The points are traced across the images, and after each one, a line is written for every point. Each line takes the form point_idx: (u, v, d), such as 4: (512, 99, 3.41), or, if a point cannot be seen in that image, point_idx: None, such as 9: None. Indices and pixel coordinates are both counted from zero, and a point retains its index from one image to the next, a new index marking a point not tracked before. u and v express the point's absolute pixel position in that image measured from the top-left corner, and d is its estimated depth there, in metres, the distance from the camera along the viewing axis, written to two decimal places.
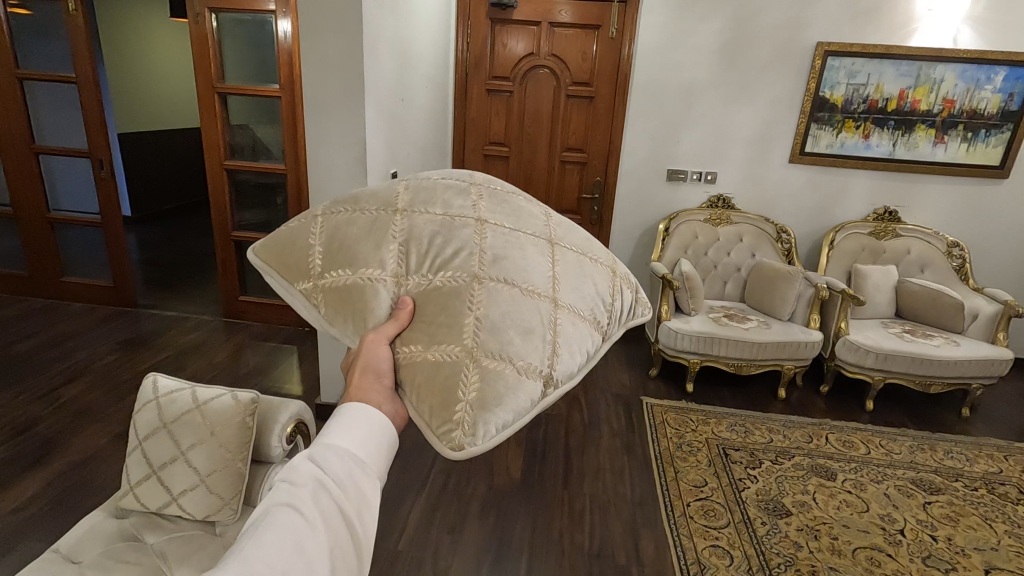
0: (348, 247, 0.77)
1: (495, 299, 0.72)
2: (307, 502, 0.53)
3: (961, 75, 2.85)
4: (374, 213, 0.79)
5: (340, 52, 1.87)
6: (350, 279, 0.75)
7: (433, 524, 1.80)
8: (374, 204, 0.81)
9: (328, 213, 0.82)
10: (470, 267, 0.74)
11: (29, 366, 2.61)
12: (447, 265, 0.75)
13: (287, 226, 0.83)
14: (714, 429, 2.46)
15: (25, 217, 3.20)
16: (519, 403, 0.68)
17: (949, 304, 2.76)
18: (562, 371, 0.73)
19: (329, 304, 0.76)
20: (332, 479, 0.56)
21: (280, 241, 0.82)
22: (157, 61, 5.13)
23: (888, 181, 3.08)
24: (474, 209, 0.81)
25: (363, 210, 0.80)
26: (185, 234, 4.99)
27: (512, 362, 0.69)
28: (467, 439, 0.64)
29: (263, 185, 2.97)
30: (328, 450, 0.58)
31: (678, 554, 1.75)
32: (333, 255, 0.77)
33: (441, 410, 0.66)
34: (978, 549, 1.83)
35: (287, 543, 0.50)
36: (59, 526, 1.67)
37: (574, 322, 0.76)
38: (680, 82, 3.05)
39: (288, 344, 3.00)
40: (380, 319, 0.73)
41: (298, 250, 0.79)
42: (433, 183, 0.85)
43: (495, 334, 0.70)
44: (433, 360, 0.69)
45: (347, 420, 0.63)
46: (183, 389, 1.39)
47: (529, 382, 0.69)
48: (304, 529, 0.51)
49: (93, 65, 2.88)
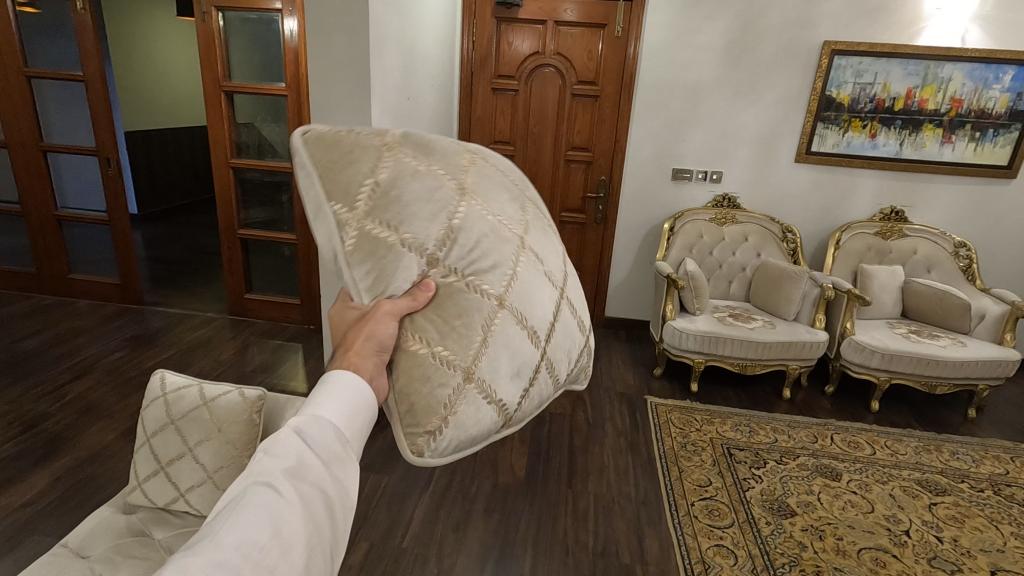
0: (399, 200, 0.68)
1: (505, 331, 0.68)
2: (284, 478, 0.51)
3: (968, 74, 2.83)
4: (438, 180, 0.71)
5: (346, 51, 1.87)
6: (384, 235, 0.68)
7: (437, 522, 1.81)
8: (442, 169, 0.72)
9: (395, 149, 0.72)
10: (503, 276, 0.69)
11: (37, 362, 2.63)
12: (482, 274, 0.69)
13: (353, 136, 0.73)
14: (719, 429, 2.46)
15: (32, 214, 3.22)
16: (476, 436, 0.68)
17: (955, 304, 2.75)
18: (520, 416, 0.72)
19: (352, 252, 0.68)
20: (313, 455, 0.54)
21: (335, 147, 0.72)
22: (163, 58, 5.14)
23: (895, 181, 3.06)
24: (521, 224, 0.74)
25: (430, 169, 0.71)
26: (190, 232, 5.01)
27: (490, 398, 0.67)
28: (429, 447, 0.66)
29: (268, 184, 2.98)
30: (310, 422, 0.56)
31: (683, 553, 1.75)
32: (378, 199, 0.68)
33: (419, 413, 0.66)
34: (984, 550, 1.83)
35: (264, 518, 0.47)
36: (66, 521, 1.69)
37: (550, 380, 0.74)
38: (685, 81, 3.04)
39: (293, 341, 3.01)
40: (400, 291, 0.68)
41: (346, 169, 0.70)
42: (496, 172, 0.77)
43: (491, 365, 0.67)
44: (433, 360, 0.66)
45: (328, 391, 0.60)
46: (190, 386, 1.40)
47: (493, 420, 0.68)
48: (283, 510, 0.49)
49: (100, 63, 2.89)
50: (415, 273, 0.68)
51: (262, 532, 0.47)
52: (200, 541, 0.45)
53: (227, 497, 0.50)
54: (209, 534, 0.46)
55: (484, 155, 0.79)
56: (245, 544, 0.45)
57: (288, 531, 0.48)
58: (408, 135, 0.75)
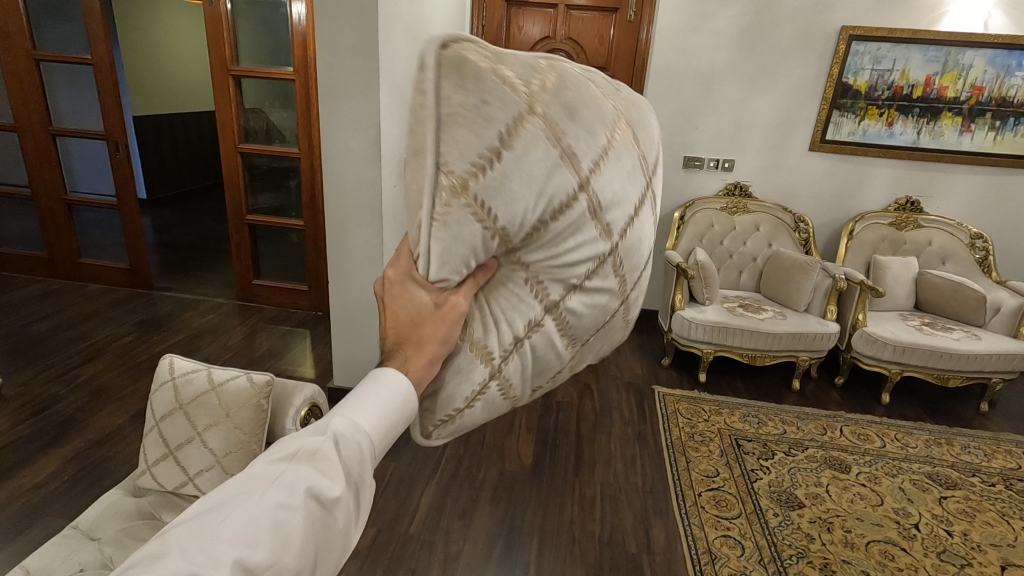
0: (574, 194, 0.47)
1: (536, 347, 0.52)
2: (302, 497, 0.44)
3: (991, 61, 2.77)
4: (596, 191, 0.48)
5: (355, 34, 1.84)
6: (486, 246, 0.47)
7: (444, 507, 1.82)
8: (579, 140, 0.47)
9: (565, 121, 0.47)
10: (587, 335, 0.55)
11: (47, 346, 2.65)
12: (575, 326, 0.53)
13: (479, 62, 0.46)
14: (727, 420, 2.44)
15: (44, 198, 3.23)
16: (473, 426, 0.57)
17: (970, 296, 2.71)
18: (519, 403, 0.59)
19: (426, 242, 0.47)
20: (337, 477, 0.47)
21: (473, 82, 0.46)
22: (172, 44, 5.13)
23: (911, 171, 3.01)
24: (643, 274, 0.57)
25: (566, 147, 0.46)
26: (197, 217, 5.00)
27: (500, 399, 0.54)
28: (435, 433, 0.56)
29: (276, 169, 2.97)
30: (342, 439, 0.48)
31: (689, 543, 1.74)
32: (540, 182, 0.46)
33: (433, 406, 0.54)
34: (993, 545, 1.81)
35: (266, 535, 0.42)
36: (76, 503, 1.70)
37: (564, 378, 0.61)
38: (699, 67, 2.98)
39: (301, 328, 3.02)
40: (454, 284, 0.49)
41: (521, 142, 0.45)
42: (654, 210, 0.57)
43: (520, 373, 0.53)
44: (478, 403, 0.53)
45: (371, 396, 0.50)
46: (198, 370, 1.41)
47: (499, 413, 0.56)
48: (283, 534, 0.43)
49: (108, 45, 2.86)
50: (528, 308, 0.51)
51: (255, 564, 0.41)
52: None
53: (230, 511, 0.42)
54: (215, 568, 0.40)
55: (634, 124, 0.54)
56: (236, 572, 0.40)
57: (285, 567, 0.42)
58: (565, 87, 0.48)
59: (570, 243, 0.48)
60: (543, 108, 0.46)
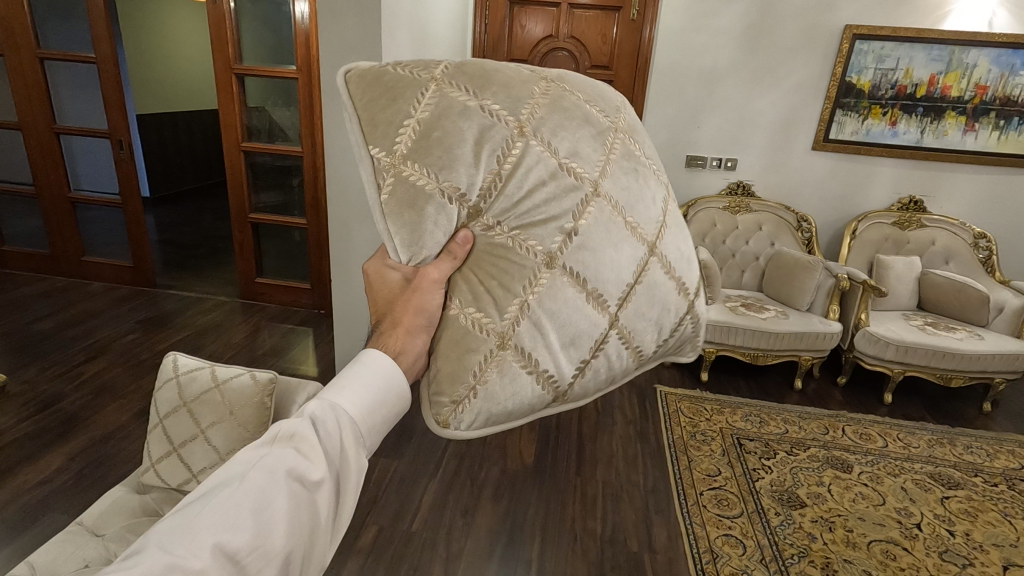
0: (512, 139, 0.62)
1: (555, 295, 0.62)
2: (284, 474, 0.53)
3: (995, 60, 2.76)
4: (538, 136, 0.63)
5: (358, 33, 1.85)
6: (456, 212, 0.63)
7: (445, 506, 1.82)
8: (499, 104, 0.63)
9: (473, 89, 0.64)
10: (619, 292, 0.64)
11: (51, 343, 2.66)
12: (590, 273, 0.63)
13: (393, 82, 0.66)
14: (729, 419, 2.44)
15: (48, 197, 3.24)
16: (522, 408, 0.65)
17: (973, 296, 2.70)
18: (575, 391, 0.68)
19: (390, 229, 0.65)
20: (315, 457, 0.56)
21: (383, 95, 0.66)
22: (175, 42, 5.14)
23: (915, 170, 3.00)
24: (660, 225, 0.67)
25: (483, 108, 0.63)
26: (200, 215, 5.02)
27: (534, 369, 0.63)
28: (451, 420, 0.63)
29: (279, 168, 2.98)
30: (319, 423, 0.58)
31: (691, 543, 1.74)
32: (471, 138, 0.62)
33: (445, 382, 0.63)
34: (995, 545, 1.81)
35: (253, 506, 0.50)
36: (81, 499, 1.72)
37: (620, 350, 0.67)
38: (702, 66, 2.98)
39: (304, 325, 3.03)
40: (434, 258, 0.65)
41: (436, 112, 0.63)
42: (644, 166, 0.69)
43: (538, 332, 0.63)
44: (513, 373, 0.63)
45: (347, 385, 0.62)
46: (202, 368, 1.41)
47: (541, 390, 0.64)
48: (269, 505, 0.51)
49: (111, 43, 2.86)
50: (528, 268, 0.62)
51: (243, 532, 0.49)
52: (200, 562, 0.46)
53: (220, 499, 0.49)
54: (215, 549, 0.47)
55: (566, 82, 0.69)
56: (228, 539, 0.48)
57: (269, 534, 0.50)
58: (469, 65, 0.66)
59: (535, 187, 0.62)
60: (450, 81, 0.64)
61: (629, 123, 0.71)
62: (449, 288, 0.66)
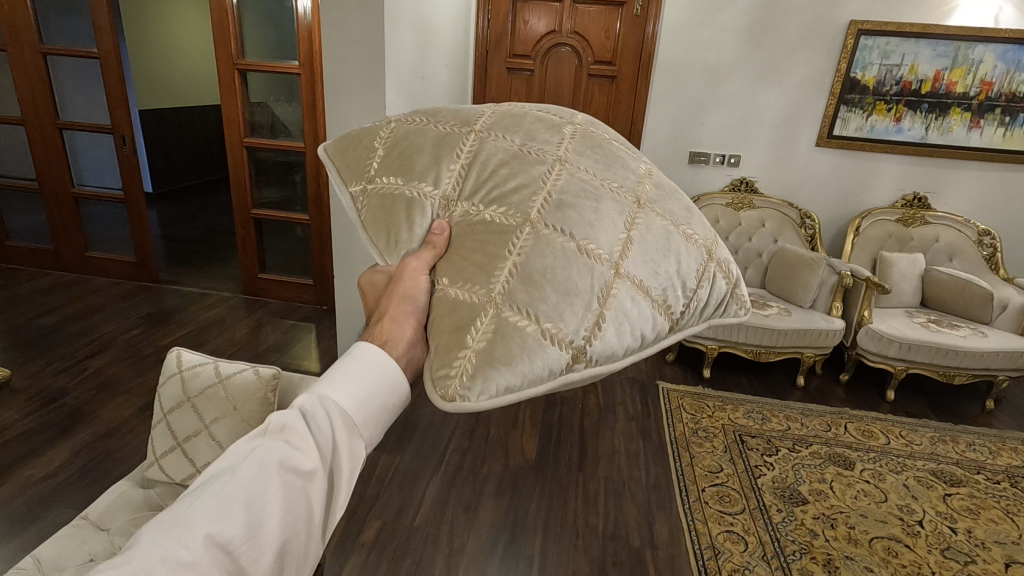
0: (467, 139, 0.72)
1: (542, 249, 0.63)
2: (277, 465, 0.52)
3: (1001, 56, 2.75)
4: (492, 133, 0.73)
5: (361, 29, 1.84)
6: (429, 205, 0.70)
7: (448, 502, 1.83)
8: (452, 119, 0.75)
9: (427, 119, 0.77)
10: (613, 244, 0.65)
11: (55, 339, 2.67)
12: (570, 223, 0.64)
13: (358, 132, 0.81)
14: (731, 416, 2.44)
15: (51, 191, 3.24)
16: (536, 370, 0.59)
17: (977, 294, 2.69)
18: (600, 350, 0.62)
19: (370, 240, 0.74)
20: (309, 447, 0.55)
21: (353, 144, 0.79)
22: (178, 38, 5.13)
23: (919, 166, 2.98)
24: (640, 185, 0.71)
25: (439, 123, 0.75)
26: (203, 211, 5.03)
27: (539, 323, 0.60)
28: (458, 387, 0.58)
29: (281, 164, 2.98)
30: (313, 412, 0.57)
31: (693, 539, 1.75)
32: (431, 146, 0.73)
33: (442, 353, 0.61)
34: (998, 542, 1.81)
35: (249, 496, 0.49)
36: (85, 494, 1.72)
37: (635, 298, 0.64)
38: (705, 62, 2.96)
39: (307, 321, 3.04)
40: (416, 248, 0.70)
41: (394, 139, 0.76)
42: (609, 146, 0.75)
43: (531, 286, 0.61)
44: (518, 331, 0.59)
45: (341, 375, 0.61)
46: (206, 363, 1.42)
47: (553, 349, 0.60)
48: (262, 495, 0.50)
49: (114, 38, 2.86)
50: (509, 230, 0.64)
51: (239, 518, 0.48)
52: (188, 554, 0.44)
53: (213, 490, 0.48)
54: (205, 541, 0.46)
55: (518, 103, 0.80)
56: (223, 529, 0.47)
57: (264, 524, 0.49)
58: (423, 108, 0.80)
59: (500, 165, 0.69)
60: (404, 119, 0.79)
61: (585, 119, 0.79)
62: (433, 275, 0.68)
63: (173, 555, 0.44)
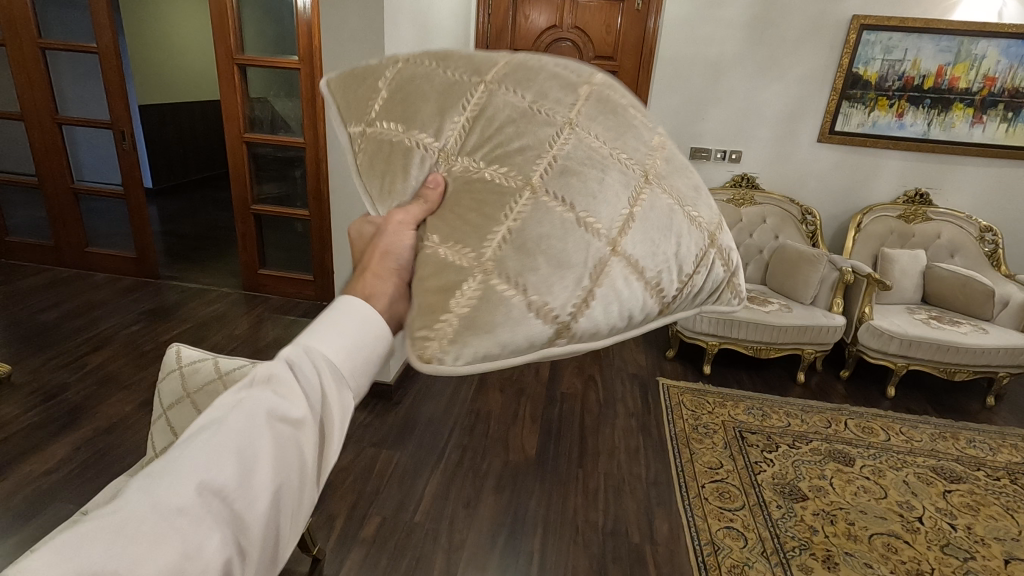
0: (475, 91, 0.68)
1: (538, 217, 0.60)
2: (265, 414, 0.49)
3: (1004, 51, 2.73)
4: (502, 86, 0.68)
5: (360, 23, 1.83)
6: (425, 159, 0.67)
7: (447, 498, 1.82)
8: (463, 68, 0.70)
9: (436, 63, 0.72)
10: (616, 217, 0.62)
11: (55, 334, 2.67)
12: (573, 193, 0.61)
13: (366, 67, 0.77)
14: (731, 412, 2.44)
15: (50, 187, 3.24)
16: (515, 342, 0.59)
17: (979, 290, 2.68)
18: (584, 327, 0.61)
19: (364, 185, 0.72)
20: (297, 397, 0.52)
21: (357, 81, 0.76)
22: (178, 33, 5.12)
23: (922, 162, 2.97)
24: (650, 158, 0.67)
25: (448, 70, 0.71)
26: (203, 206, 5.02)
27: (525, 294, 0.59)
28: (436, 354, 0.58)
29: (282, 159, 2.97)
30: (300, 362, 0.54)
31: (693, 535, 1.75)
32: (436, 95, 0.69)
33: (426, 314, 0.59)
34: (997, 539, 1.81)
35: (237, 445, 0.46)
36: (86, 489, 1.73)
37: (629, 279, 0.62)
38: (707, 57, 2.95)
39: (307, 317, 3.04)
40: (410, 200, 0.68)
41: (399, 83, 0.72)
42: (624, 112, 0.70)
43: (522, 256, 0.59)
44: (504, 301, 0.59)
45: (327, 325, 0.58)
46: (205, 359, 1.41)
47: (536, 322, 0.59)
48: (252, 445, 0.47)
49: (113, 33, 2.85)
50: (509, 192, 0.61)
51: (228, 467, 0.45)
52: (179, 499, 0.43)
53: (199, 441, 0.46)
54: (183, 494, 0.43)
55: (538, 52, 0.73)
56: (212, 479, 0.44)
57: (255, 474, 0.46)
58: (434, 49, 0.75)
59: (505, 122, 0.65)
60: (413, 60, 0.74)
61: (604, 80, 0.72)
62: (421, 232, 0.66)
63: (163, 503, 0.42)
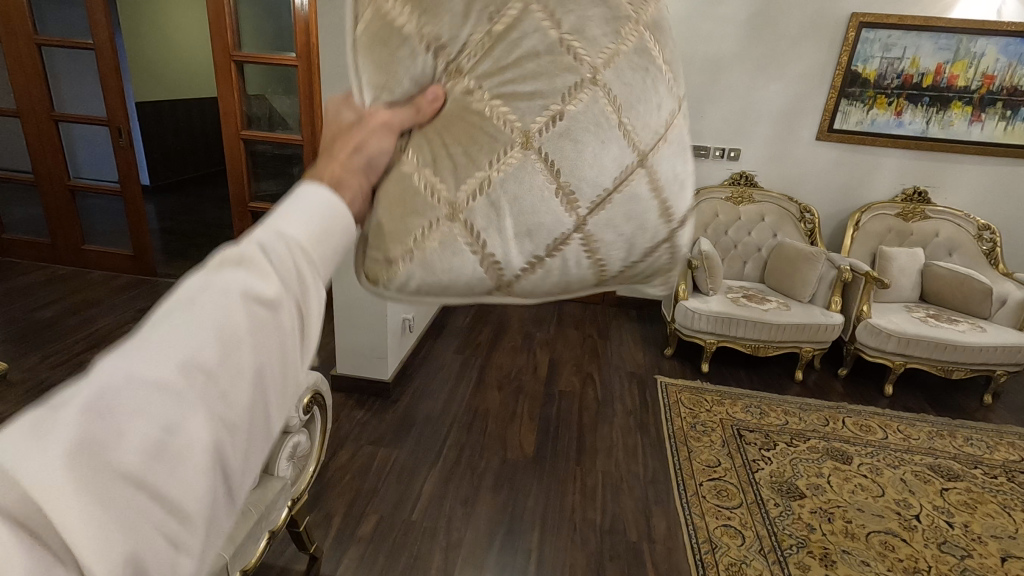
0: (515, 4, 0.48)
1: (521, 178, 0.47)
2: (242, 299, 0.34)
3: (1002, 50, 2.73)
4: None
5: None
6: (425, 63, 0.48)
7: (445, 497, 1.82)
8: None
9: None
10: (596, 194, 0.48)
11: (52, 332, 2.66)
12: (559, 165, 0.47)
13: None
14: (729, 410, 2.44)
15: (46, 184, 3.22)
16: (457, 286, 0.50)
17: (977, 289, 2.69)
18: (522, 287, 0.51)
19: (355, 66, 0.50)
20: (280, 281, 0.37)
21: None
22: (176, 30, 5.11)
23: (920, 161, 2.97)
24: (659, 139, 0.50)
25: None
26: (201, 204, 5.01)
27: (470, 248, 0.48)
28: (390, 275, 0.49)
29: (279, 157, 2.96)
30: (269, 242, 0.37)
31: (690, 534, 1.75)
32: None
33: (382, 237, 0.48)
34: (994, 537, 1.81)
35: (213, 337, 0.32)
36: None
37: (582, 257, 0.50)
38: (706, 54, 2.94)
39: None
40: (404, 99, 0.49)
41: None
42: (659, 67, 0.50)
43: (491, 212, 0.48)
44: (454, 246, 0.48)
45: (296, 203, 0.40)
46: None
47: (476, 274, 0.49)
48: (230, 339, 0.33)
49: (110, 30, 2.84)
50: (489, 147, 0.47)
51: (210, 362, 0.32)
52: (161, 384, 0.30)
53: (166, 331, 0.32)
54: (146, 418, 0.29)
55: None
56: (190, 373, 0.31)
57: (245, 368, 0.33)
58: None
59: (525, 56, 0.47)
60: None
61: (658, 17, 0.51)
62: (404, 141, 0.48)
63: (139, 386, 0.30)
